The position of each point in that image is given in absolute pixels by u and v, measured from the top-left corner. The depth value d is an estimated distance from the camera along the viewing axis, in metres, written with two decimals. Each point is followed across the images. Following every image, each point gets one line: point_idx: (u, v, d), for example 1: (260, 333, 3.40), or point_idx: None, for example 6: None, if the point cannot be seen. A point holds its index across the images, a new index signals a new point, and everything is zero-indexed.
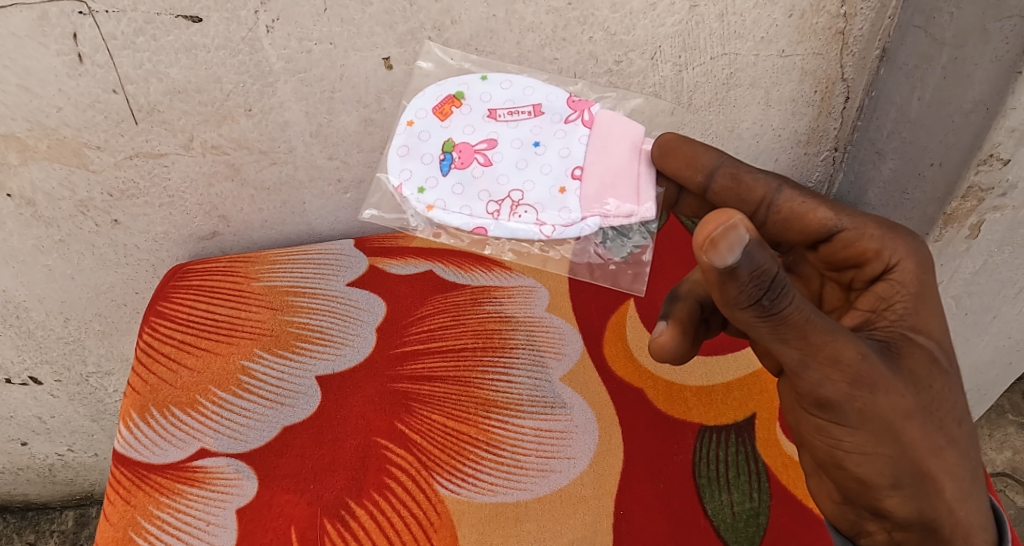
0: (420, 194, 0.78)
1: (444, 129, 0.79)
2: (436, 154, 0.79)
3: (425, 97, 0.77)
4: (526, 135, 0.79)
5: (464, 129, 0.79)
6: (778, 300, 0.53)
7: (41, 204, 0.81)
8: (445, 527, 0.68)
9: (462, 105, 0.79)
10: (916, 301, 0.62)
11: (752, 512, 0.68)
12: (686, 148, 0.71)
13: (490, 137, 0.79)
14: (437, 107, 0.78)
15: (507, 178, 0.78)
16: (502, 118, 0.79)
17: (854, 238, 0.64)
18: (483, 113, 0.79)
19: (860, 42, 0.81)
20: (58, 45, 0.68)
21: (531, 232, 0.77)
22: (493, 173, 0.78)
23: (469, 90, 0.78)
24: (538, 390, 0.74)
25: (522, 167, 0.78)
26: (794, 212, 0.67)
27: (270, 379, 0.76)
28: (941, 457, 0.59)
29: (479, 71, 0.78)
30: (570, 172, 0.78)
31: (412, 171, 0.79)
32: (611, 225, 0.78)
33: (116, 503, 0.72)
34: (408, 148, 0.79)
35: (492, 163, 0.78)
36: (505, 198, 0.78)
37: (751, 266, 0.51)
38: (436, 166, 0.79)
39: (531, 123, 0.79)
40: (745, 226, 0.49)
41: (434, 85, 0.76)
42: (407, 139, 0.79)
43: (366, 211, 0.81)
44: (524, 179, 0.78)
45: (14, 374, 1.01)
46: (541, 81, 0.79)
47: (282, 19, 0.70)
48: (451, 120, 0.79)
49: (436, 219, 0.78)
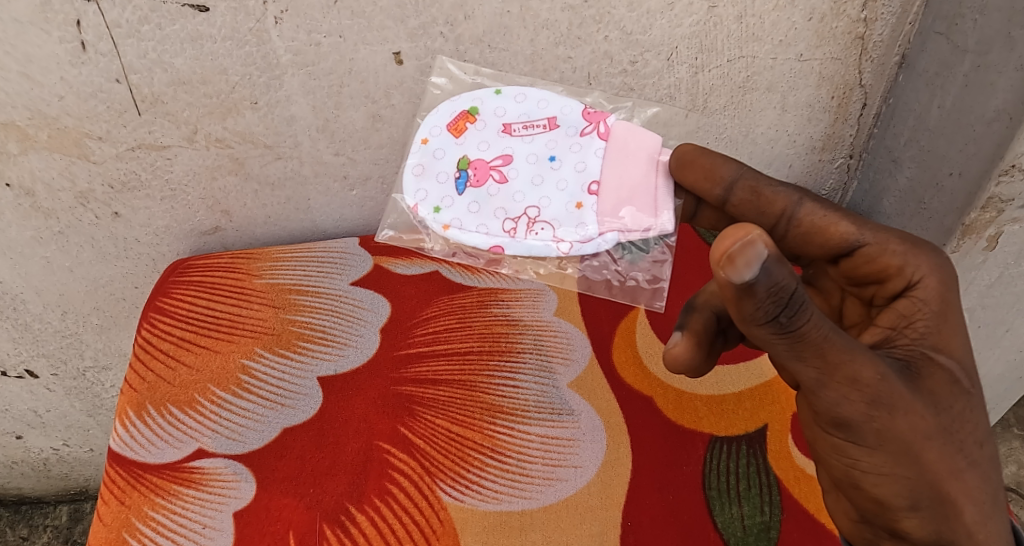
0: (436, 213, 0.77)
1: (458, 146, 0.78)
2: (451, 172, 0.77)
3: (439, 113, 0.76)
4: (541, 149, 0.77)
5: (479, 145, 0.78)
6: (795, 317, 0.51)
7: (40, 195, 0.79)
8: (447, 535, 0.66)
9: (476, 121, 0.78)
10: (938, 319, 0.60)
11: (763, 527, 0.67)
12: (704, 160, 0.69)
13: (505, 153, 0.77)
14: (451, 124, 0.77)
15: (522, 195, 0.76)
16: (516, 132, 0.78)
17: (876, 253, 0.63)
18: (497, 128, 0.78)
19: (880, 47, 0.79)
20: (61, 32, 0.67)
21: (548, 249, 0.75)
22: (509, 191, 0.77)
23: (483, 105, 0.77)
24: (545, 396, 0.72)
25: (537, 184, 0.76)
26: (815, 226, 0.65)
27: (271, 379, 0.74)
28: (961, 478, 0.58)
29: (492, 85, 0.77)
30: (586, 187, 0.76)
31: (428, 192, 0.77)
32: (629, 240, 0.75)
33: (110, 503, 0.70)
34: (423, 167, 0.78)
35: (507, 180, 0.77)
36: (521, 216, 0.76)
37: (769, 282, 0.49)
38: (451, 185, 0.77)
39: (546, 137, 0.77)
40: (763, 241, 0.48)
41: (448, 101, 0.76)
42: (422, 157, 0.77)
43: (383, 231, 0.79)
44: (540, 196, 0.76)
45: (10, 366, 0.99)
46: (556, 94, 0.77)
47: (291, 11, 0.68)
48: (466, 137, 0.78)
49: (453, 239, 0.77)
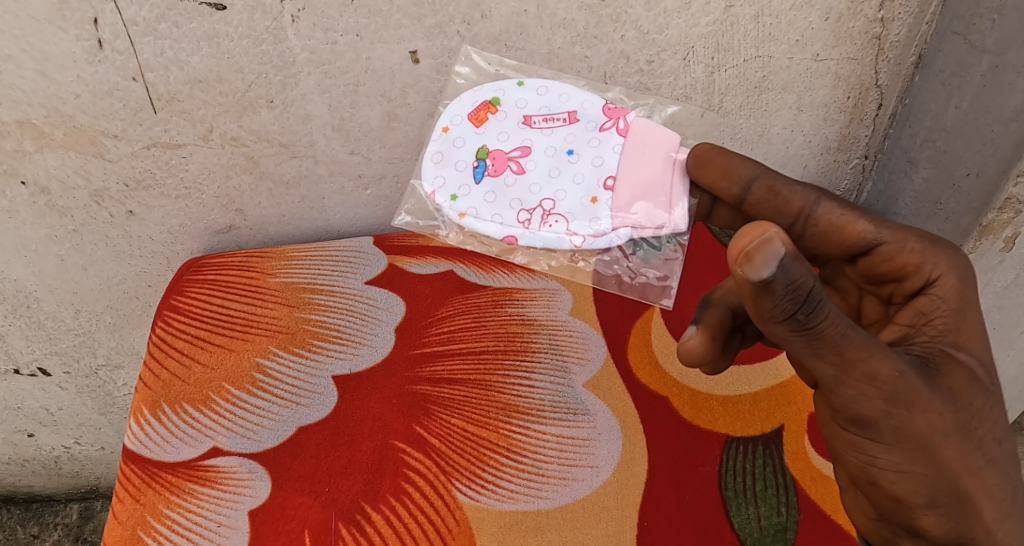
0: (452, 202, 0.76)
1: (478, 135, 0.76)
2: (469, 161, 0.76)
3: (461, 102, 0.76)
4: (560, 143, 0.76)
5: (498, 136, 0.76)
6: (813, 315, 0.51)
7: (55, 193, 0.79)
8: (462, 535, 0.66)
9: (497, 111, 0.77)
10: (957, 317, 0.60)
11: (780, 527, 0.66)
12: (721, 159, 0.69)
13: (524, 145, 0.76)
14: (472, 114, 0.76)
15: (539, 187, 0.75)
16: (536, 124, 0.76)
17: (894, 251, 0.62)
18: (517, 119, 0.76)
19: (897, 48, 0.79)
20: (77, 31, 0.67)
21: (561, 242, 0.75)
22: (526, 182, 0.76)
23: (505, 95, 0.76)
24: (561, 396, 0.72)
25: (554, 176, 0.75)
26: (832, 225, 0.65)
27: (286, 378, 0.74)
28: (980, 478, 0.57)
29: (515, 77, 0.76)
30: (602, 182, 0.75)
31: (445, 179, 0.76)
32: (642, 237, 0.75)
33: (125, 501, 0.70)
34: (442, 155, 0.77)
35: (525, 172, 0.76)
36: (536, 207, 0.75)
37: (787, 280, 0.49)
38: (469, 174, 0.76)
39: (566, 131, 0.76)
40: (781, 239, 0.47)
41: (471, 90, 0.75)
42: (441, 145, 0.77)
43: (399, 217, 0.79)
44: (556, 189, 0.75)
45: (22, 364, 0.99)
46: (577, 87, 0.77)
47: (308, 9, 0.68)
48: (486, 126, 0.76)
49: (467, 227, 0.76)
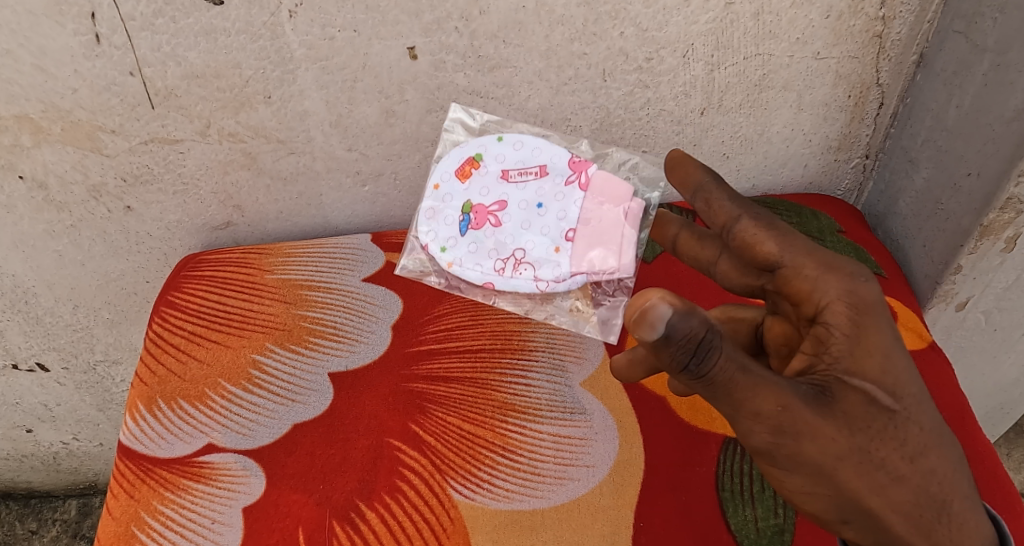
0: (440, 253, 0.79)
1: (463, 191, 0.80)
2: (455, 215, 0.80)
3: (448, 161, 0.79)
4: (532, 196, 0.79)
5: (480, 192, 0.80)
6: (706, 364, 0.51)
7: (53, 188, 0.80)
8: (457, 534, 0.65)
9: (480, 166, 0.80)
10: (850, 341, 0.55)
11: (777, 529, 0.65)
12: (680, 169, 0.64)
13: (501, 199, 0.80)
14: (459, 170, 0.80)
15: (512, 237, 0.79)
16: (513, 178, 0.80)
17: (798, 271, 0.57)
18: (497, 174, 0.80)
19: (898, 46, 0.78)
20: (75, 25, 0.67)
21: (528, 289, 0.77)
22: (501, 234, 0.79)
23: (487, 151, 0.79)
24: (558, 395, 0.71)
25: (526, 228, 0.79)
26: (747, 241, 0.60)
27: (282, 375, 0.74)
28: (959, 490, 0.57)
29: (495, 133, 0.80)
30: (567, 234, 0.78)
31: (436, 232, 0.80)
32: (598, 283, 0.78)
33: (120, 497, 0.70)
34: (433, 211, 0.80)
35: (501, 225, 0.79)
36: (510, 256, 0.78)
37: (659, 336, 0.50)
38: (455, 228, 0.80)
39: (537, 184, 0.79)
40: (660, 301, 0.50)
41: (455, 148, 0.79)
42: (433, 202, 0.80)
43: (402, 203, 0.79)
44: (527, 239, 0.78)
45: (21, 359, 0.99)
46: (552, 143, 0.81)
47: (305, 5, 0.68)
48: (470, 182, 0.80)
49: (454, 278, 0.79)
